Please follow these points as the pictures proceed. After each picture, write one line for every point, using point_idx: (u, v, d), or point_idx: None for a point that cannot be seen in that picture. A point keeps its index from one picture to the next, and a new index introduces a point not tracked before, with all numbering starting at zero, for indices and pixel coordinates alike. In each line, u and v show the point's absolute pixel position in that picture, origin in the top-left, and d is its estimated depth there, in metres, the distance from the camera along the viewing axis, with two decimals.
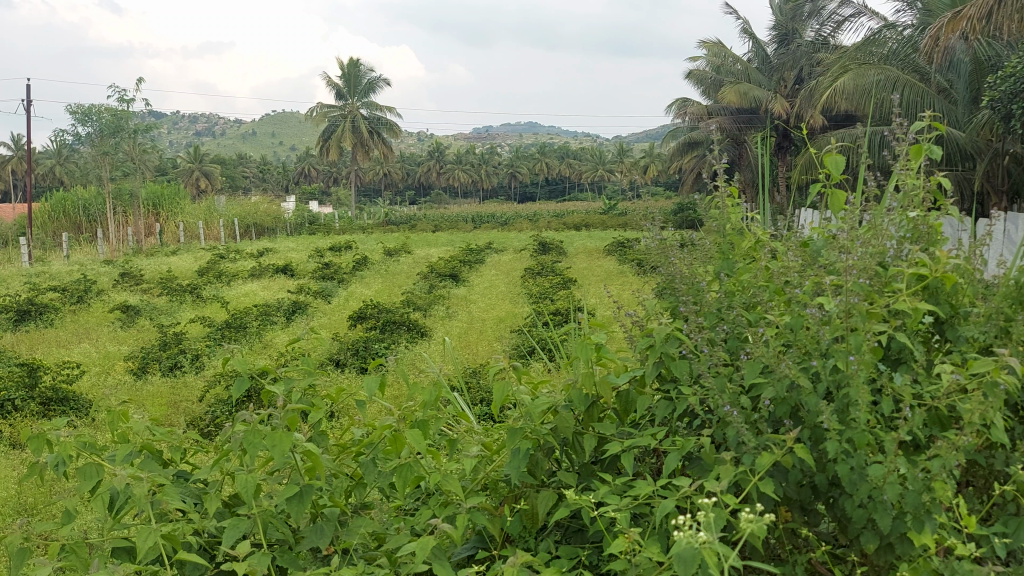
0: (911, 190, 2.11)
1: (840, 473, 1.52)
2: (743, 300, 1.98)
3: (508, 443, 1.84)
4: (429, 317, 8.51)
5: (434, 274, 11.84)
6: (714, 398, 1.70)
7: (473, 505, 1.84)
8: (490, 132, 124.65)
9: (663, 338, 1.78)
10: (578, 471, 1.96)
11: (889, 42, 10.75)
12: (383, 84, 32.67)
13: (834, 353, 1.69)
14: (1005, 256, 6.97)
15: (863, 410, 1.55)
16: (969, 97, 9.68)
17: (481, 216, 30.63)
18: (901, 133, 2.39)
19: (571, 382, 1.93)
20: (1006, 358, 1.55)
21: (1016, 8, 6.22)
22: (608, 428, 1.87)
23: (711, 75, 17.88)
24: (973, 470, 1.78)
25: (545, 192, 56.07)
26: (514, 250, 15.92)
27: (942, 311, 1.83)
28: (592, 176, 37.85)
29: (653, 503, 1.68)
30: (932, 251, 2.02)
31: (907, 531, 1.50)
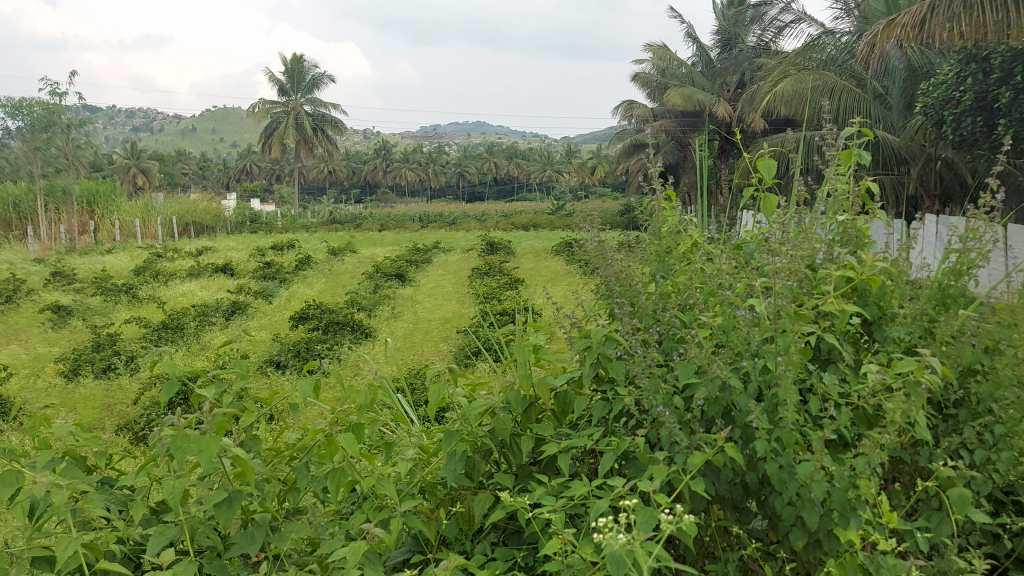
0: (842, 195, 2.15)
1: (769, 472, 1.52)
2: (677, 302, 1.98)
3: (444, 446, 1.81)
4: (374, 317, 8.44)
5: (379, 275, 11.77)
6: (647, 399, 1.69)
7: (408, 508, 1.80)
8: (437, 131, 124.69)
9: (600, 339, 1.79)
10: (515, 473, 1.93)
11: (829, 48, 11.20)
12: (328, 80, 32.37)
13: (764, 354, 1.70)
14: (930, 259, 7.26)
15: (791, 409, 1.55)
16: (904, 103, 10.10)
17: (429, 216, 30.57)
18: (831, 138, 2.44)
19: (508, 384, 1.91)
20: (927, 358, 1.57)
21: (947, 17, 6.19)
22: (546, 429, 1.86)
23: (656, 78, 18.09)
24: (897, 466, 1.81)
25: (492, 193, 56.32)
26: (461, 250, 15.87)
27: (868, 313, 1.86)
28: (540, 178, 38.18)
29: (588, 503, 1.67)
30: (860, 254, 2.06)
31: (833, 528, 1.51)
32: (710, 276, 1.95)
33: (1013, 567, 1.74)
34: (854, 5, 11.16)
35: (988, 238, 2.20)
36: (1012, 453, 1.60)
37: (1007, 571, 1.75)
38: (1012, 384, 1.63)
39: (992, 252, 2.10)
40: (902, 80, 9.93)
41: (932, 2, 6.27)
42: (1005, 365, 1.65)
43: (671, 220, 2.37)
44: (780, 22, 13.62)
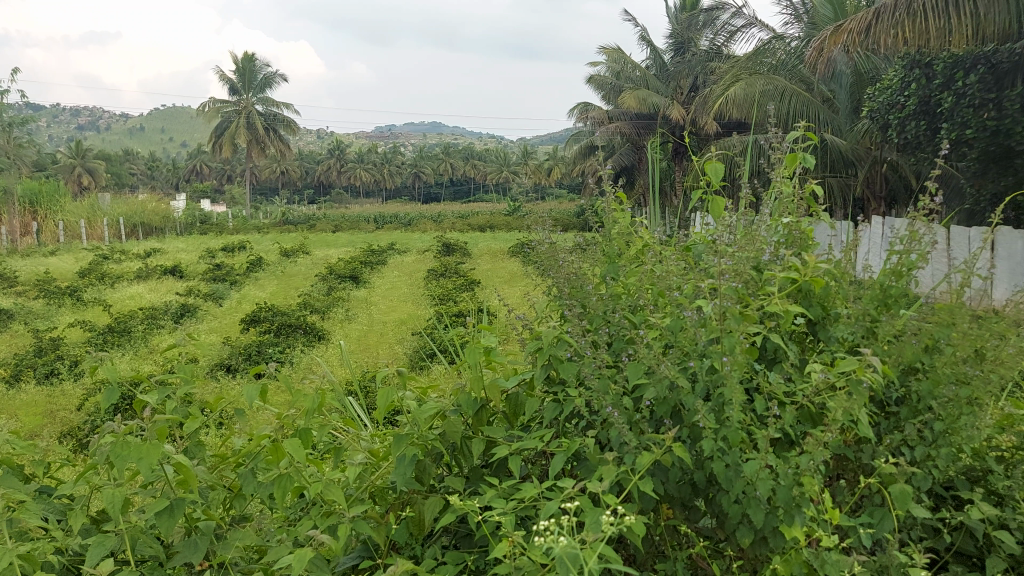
0: (787, 197, 2.17)
1: (715, 470, 1.52)
2: (626, 303, 1.98)
3: (393, 450, 1.77)
4: (327, 320, 8.33)
5: (333, 276, 11.65)
6: (596, 400, 1.68)
7: (357, 513, 1.76)
8: (392, 132, 124.70)
9: (551, 341, 1.78)
10: (466, 476, 1.91)
11: (779, 52, 11.35)
12: (281, 80, 31.99)
13: (710, 354, 1.69)
14: (872, 261, 7.44)
15: (737, 409, 1.54)
16: (851, 107, 10.30)
17: (384, 216, 30.39)
18: (776, 142, 2.47)
19: (458, 386, 1.89)
20: (869, 356, 1.58)
21: (891, 23, 6.27)
22: (497, 431, 1.84)
23: (611, 80, 18.19)
24: (840, 463, 1.82)
25: (448, 194, 56.25)
26: (416, 251, 15.77)
27: (811, 313, 1.87)
28: (497, 179, 38.27)
29: (539, 505, 1.65)
30: (805, 255, 2.08)
31: (778, 525, 1.51)
32: (660, 278, 1.95)
33: (953, 561, 1.76)
34: (803, 10, 11.35)
35: (927, 239, 2.24)
36: (951, 449, 1.62)
37: (947, 564, 1.77)
38: (952, 381, 1.65)
39: (931, 252, 2.13)
40: (848, 85, 10.24)
41: (877, 10, 6.33)
42: (945, 363, 1.66)
43: (620, 220, 2.38)
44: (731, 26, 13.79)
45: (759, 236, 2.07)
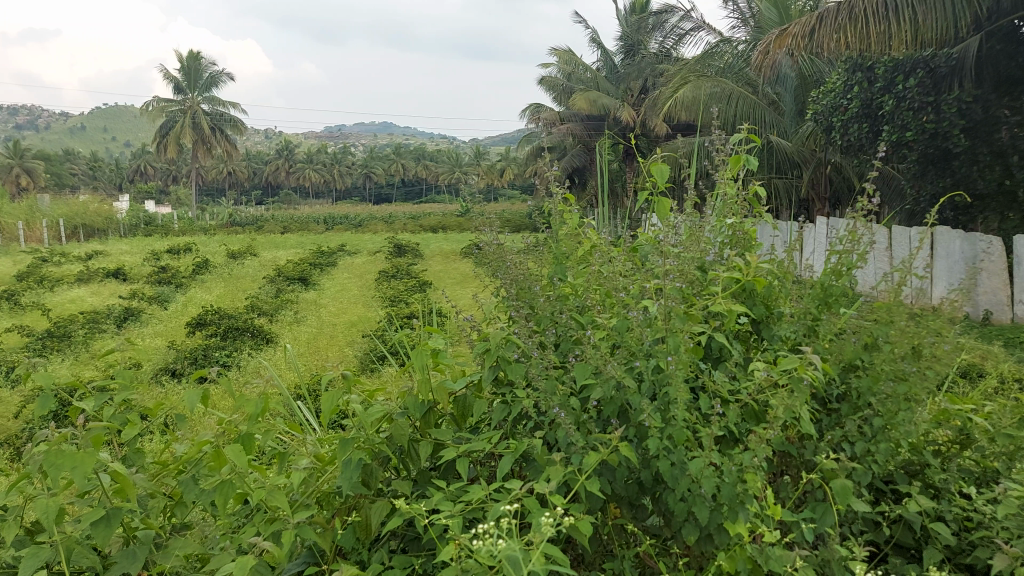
0: (729, 198, 2.18)
1: (661, 468, 1.51)
2: (574, 304, 1.95)
3: (339, 454, 1.72)
4: (275, 323, 8.20)
5: (282, 278, 11.50)
6: (543, 401, 1.65)
7: (302, 519, 1.70)
8: (342, 132, 124.85)
9: (499, 343, 1.75)
10: (413, 479, 1.86)
11: (726, 56, 11.53)
12: (228, 79, 31.50)
13: (656, 354, 1.68)
14: (813, 260, 7.63)
15: (682, 407, 1.53)
16: (796, 110, 10.48)
17: (335, 218, 30.13)
18: (719, 143, 2.47)
19: (405, 388, 1.85)
20: (810, 353, 1.58)
21: (834, 27, 6.36)
22: (445, 434, 1.80)
23: (562, 82, 18.25)
24: (783, 460, 1.83)
25: (400, 194, 56.01)
26: (367, 253, 15.63)
27: (755, 312, 1.88)
28: (449, 180, 38.26)
29: (486, 507, 1.61)
30: (748, 257, 2.09)
31: (723, 522, 1.50)
32: (607, 278, 1.92)
33: (893, 553, 1.77)
34: (750, 14, 11.52)
35: (866, 238, 2.26)
36: (889, 444, 1.65)
37: (887, 557, 1.79)
38: (890, 377, 1.67)
39: (871, 252, 2.14)
40: (793, 88, 10.39)
41: (821, 14, 6.44)
42: (883, 360, 1.68)
43: (568, 219, 2.34)
44: (680, 29, 13.93)
45: (704, 236, 2.06)
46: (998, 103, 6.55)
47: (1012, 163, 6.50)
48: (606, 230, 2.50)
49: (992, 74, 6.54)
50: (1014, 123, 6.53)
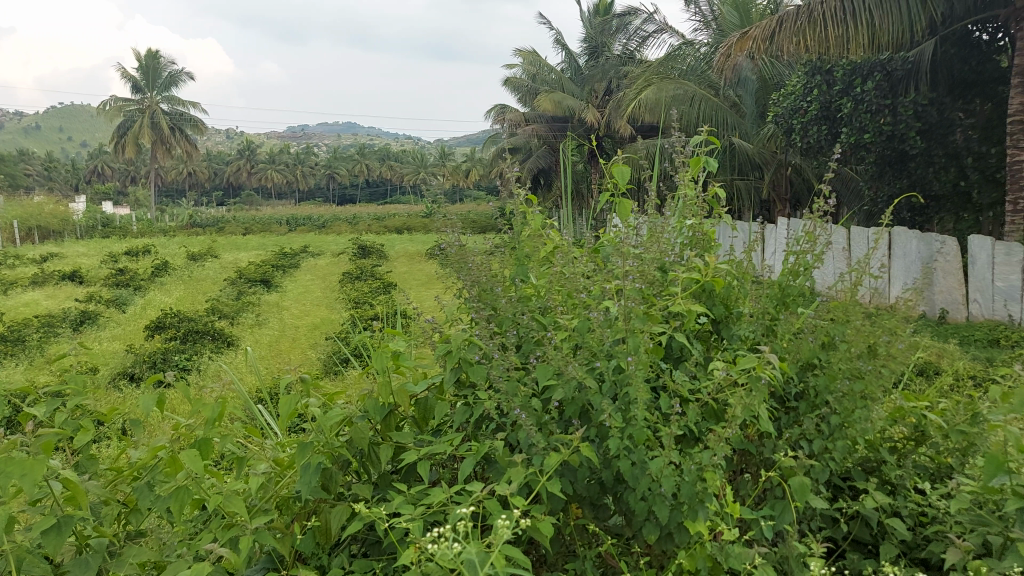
0: (689, 199, 2.18)
1: (621, 469, 1.50)
2: (536, 305, 1.91)
3: (298, 458, 1.67)
4: (236, 325, 8.08)
5: (243, 280, 11.34)
6: (504, 402, 1.62)
7: (261, 524, 1.64)
8: (306, 133, 124.19)
9: (460, 344, 1.72)
10: (374, 482, 1.82)
11: (688, 58, 11.68)
12: (188, 78, 31.02)
13: (617, 354, 1.65)
14: (773, 258, 7.76)
15: (642, 407, 1.52)
16: (757, 113, 10.66)
17: (298, 219, 29.84)
18: (678, 145, 2.47)
19: (366, 391, 1.80)
20: (768, 352, 1.58)
21: (792, 31, 6.38)
22: (406, 436, 1.76)
23: (526, 83, 18.23)
24: (744, 458, 1.82)
25: (364, 195, 55.73)
26: (332, 254, 15.49)
27: (715, 312, 1.88)
28: (413, 181, 38.15)
29: (448, 509, 1.58)
30: (707, 257, 2.09)
31: (683, 520, 1.49)
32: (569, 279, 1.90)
33: (850, 550, 1.80)
34: (712, 17, 11.64)
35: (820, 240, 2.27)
36: (845, 442, 1.67)
37: (844, 553, 1.81)
38: (846, 377, 1.69)
39: (828, 252, 2.16)
40: (754, 91, 10.58)
41: (780, 18, 6.44)
42: (839, 359, 1.70)
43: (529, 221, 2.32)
44: (644, 31, 14.00)
45: (664, 238, 2.05)
46: (952, 105, 7.05)
47: (966, 166, 7.07)
48: (568, 232, 2.48)
49: (946, 76, 6.99)
50: (967, 126, 7.07)
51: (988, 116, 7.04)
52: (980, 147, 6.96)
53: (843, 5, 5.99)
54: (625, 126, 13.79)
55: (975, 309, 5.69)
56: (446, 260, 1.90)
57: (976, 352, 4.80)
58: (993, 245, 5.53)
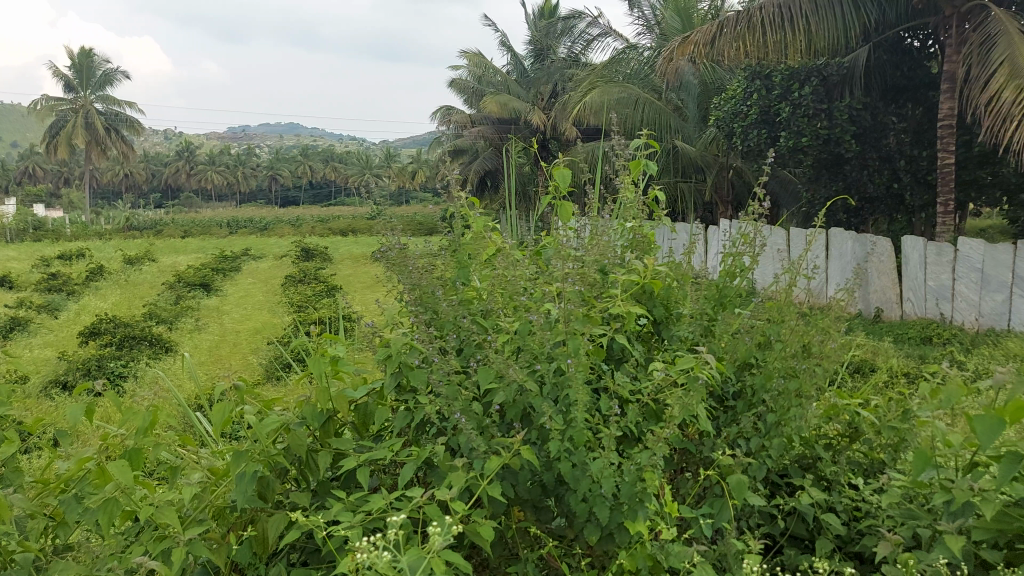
0: (629, 202, 2.18)
1: (562, 471, 1.47)
2: (477, 308, 1.84)
3: (232, 467, 1.58)
4: (175, 331, 7.87)
5: (182, 284, 11.07)
6: (444, 406, 1.57)
7: (195, 536, 1.54)
8: (247, 132, 124.59)
9: (400, 348, 1.66)
10: (313, 490, 1.74)
11: (632, 62, 11.52)
12: (123, 77, 30.28)
13: (558, 356, 1.62)
14: (710, 261, 7.91)
15: (583, 409, 1.49)
16: (700, 116, 10.65)
17: (239, 221, 29.34)
18: (618, 148, 2.44)
19: (303, 397, 1.72)
20: (706, 353, 1.58)
21: (734, 37, 6.31)
22: (347, 442, 1.70)
23: (471, 84, 18.13)
24: (684, 457, 1.83)
25: (308, 196, 55.19)
26: (274, 257, 15.21)
27: (655, 314, 1.87)
28: (357, 182, 37.91)
29: (388, 516, 1.53)
30: (646, 259, 2.10)
31: (623, 521, 1.47)
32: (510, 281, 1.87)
33: (787, 545, 1.82)
34: (654, 22, 11.77)
35: (757, 242, 2.28)
36: (782, 440, 1.68)
37: (781, 549, 1.83)
38: (780, 375, 1.72)
39: (763, 254, 2.19)
40: (696, 95, 10.62)
41: (720, 23, 6.33)
42: (775, 358, 1.74)
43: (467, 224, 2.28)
44: (589, 35, 14.10)
45: (605, 240, 2.01)
46: (885, 110, 7.38)
47: (898, 169, 7.43)
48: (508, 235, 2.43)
49: (880, 82, 7.35)
50: (899, 130, 7.42)
51: (919, 120, 7.45)
52: (911, 150, 7.35)
53: (781, 11, 6.07)
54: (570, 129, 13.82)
55: (909, 307, 5.85)
56: (384, 263, 1.81)
57: (909, 349, 4.94)
58: (925, 245, 5.68)
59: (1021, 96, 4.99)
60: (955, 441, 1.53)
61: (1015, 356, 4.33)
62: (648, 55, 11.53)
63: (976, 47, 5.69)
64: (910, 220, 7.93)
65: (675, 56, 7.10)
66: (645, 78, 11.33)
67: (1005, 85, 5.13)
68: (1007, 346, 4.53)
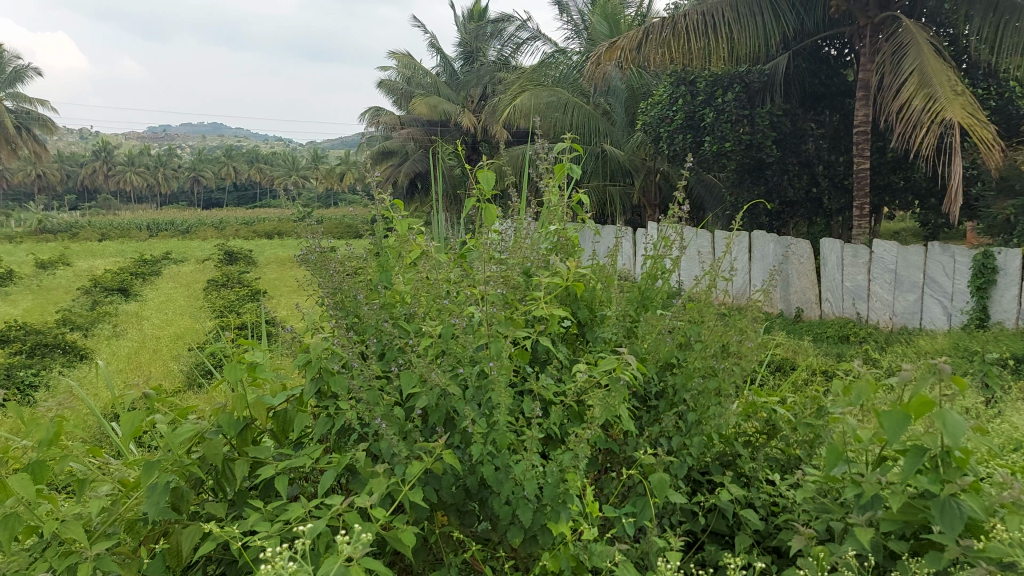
0: (553, 205, 2.17)
1: (485, 474, 1.43)
2: (400, 312, 1.78)
3: (143, 478, 1.48)
4: (91, 338, 7.55)
5: (99, 289, 10.65)
6: (365, 412, 1.51)
7: (104, 551, 1.44)
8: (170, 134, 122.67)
9: (320, 352, 1.60)
10: (230, 500, 1.66)
11: (561, 66, 11.71)
12: (35, 73, 29.08)
13: (480, 360, 1.58)
14: (628, 262, 8.08)
15: (505, 411, 1.46)
16: (626, 121, 10.57)
17: (159, 224, 28.46)
18: (542, 151, 2.42)
19: (219, 405, 1.64)
20: (626, 354, 1.58)
21: (659, 44, 6.33)
22: (264, 450, 1.63)
23: (401, 86, 17.97)
24: (609, 457, 1.85)
25: (232, 198, 53.98)
26: (196, 261, 14.75)
27: (578, 316, 1.86)
28: (283, 184, 37.27)
29: (307, 526, 1.46)
30: (570, 262, 2.09)
31: (546, 522, 1.44)
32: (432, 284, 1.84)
33: (708, 541, 1.84)
34: (582, 26, 11.87)
35: (677, 244, 2.30)
36: (702, 438, 1.69)
37: (703, 545, 1.84)
38: (700, 374, 1.73)
39: (684, 256, 2.21)
40: (623, 100, 10.52)
41: (645, 29, 6.36)
42: (696, 357, 1.75)
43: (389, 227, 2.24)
44: (518, 38, 14.13)
45: (530, 244, 1.97)
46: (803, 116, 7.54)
47: (817, 173, 7.71)
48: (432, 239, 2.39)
49: (798, 89, 7.52)
50: (818, 136, 7.63)
51: (836, 127, 7.71)
52: (829, 155, 7.65)
53: (704, 19, 6.18)
54: (500, 132, 13.80)
55: (827, 307, 6.04)
56: (304, 265, 1.74)
57: (828, 348, 5.08)
58: (842, 247, 5.88)
59: (930, 104, 5.18)
60: (865, 436, 1.56)
61: (925, 353, 4.49)
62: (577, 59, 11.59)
63: (888, 56, 5.89)
64: (828, 223, 8.18)
65: (602, 61, 7.09)
66: (574, 83, 11.38)
67: (915, 93, 5.32)
68: (919, 344, 4.69)
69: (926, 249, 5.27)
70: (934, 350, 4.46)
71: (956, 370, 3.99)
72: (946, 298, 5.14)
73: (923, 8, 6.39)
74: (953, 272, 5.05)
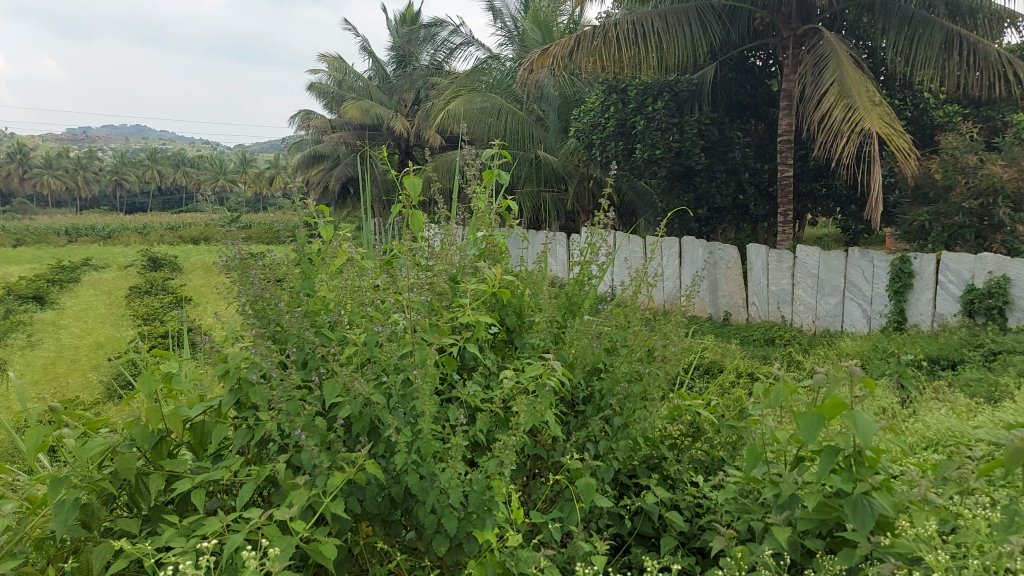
0: (482, 211, 2.14)
1: (409, 483, 1.40)
2: (323, 321, 1.73)
3: (49, 495, 1.39)
4: (3, 348, 7.19)
5: (13, 298, 10.16)
6: (284, 424, 1.45)
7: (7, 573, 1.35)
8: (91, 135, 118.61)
9: (238, 362, 1.54)
10: (145, 515, 1.58)
11: (494, 72, 11.70)
12: None
13: (404, 367, 1.55)
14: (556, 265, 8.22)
15: (429, 418, 1.43)
16: (560, 127, 10.63)
17: (78, 228, 27.40)
18: (470, 157, 2.39)
19: (132, 418, 1.56)
20: (552, 359, 1.56)
21: (590, 51, 6.33)
22: (181, 462, 1.56)
23: (333, 90, 17.72)
24: (537, 463, 1.83)
25: (157, 202, 52.41)
26: (118, 267, 14.25)
27: (504, 322, 1.84)
28: (211, 188, 36.27)
29: (225, 540, 1.40)
30: (498, 267, 2.06)
31: (471, 529, 1.41)
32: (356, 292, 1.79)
33: (635, 544, 1.83)
34: (515, 33, 11.90)
35: (604, 250, 2.29)
36: (628, 442, 1.69)
37: (629, 548, 1.84)
38: (627, 379, 1.73)
39: (612, 261, 2.20)
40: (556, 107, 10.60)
41: (577, 37, 6.34)
42: (622, 362, 1.76)
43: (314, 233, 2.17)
44: (451, 43, 14.07)
45: (458, 250, 1.94)
46: (730, 125, 7.70)
47: (744, 181, 7.87)
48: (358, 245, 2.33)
49: (726, 98, 7.68)
50: (744, 144, 7.80)
51: (762, 135, 7.88)
52: (755, 163, 7.83)
53: (634, 29, 6.21)
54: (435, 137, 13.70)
55: (754, 310, 6.19)
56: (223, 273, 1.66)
57: (755, 351, 5.19)
58: (767, 253, 6.02)
59: (849, 114, 5.33)
60: (783, 437, 1.58)
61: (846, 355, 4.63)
62: (510, 65, 11.59)
63: (810, 67, 6.05)
64: (754, 228, 8.38)
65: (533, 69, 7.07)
66: (507, 88, 11.38)
67: (836, 104, 5.46)
68: (841, 345, 4.83)
69: (847, 254, 5.43)
70: (854, 352, 4.60)
71: (875, 372, 4.12)
72: (866, 301, 5.30)
73: (843, 22, 6.61)
74: (872, 277, 5.21)
